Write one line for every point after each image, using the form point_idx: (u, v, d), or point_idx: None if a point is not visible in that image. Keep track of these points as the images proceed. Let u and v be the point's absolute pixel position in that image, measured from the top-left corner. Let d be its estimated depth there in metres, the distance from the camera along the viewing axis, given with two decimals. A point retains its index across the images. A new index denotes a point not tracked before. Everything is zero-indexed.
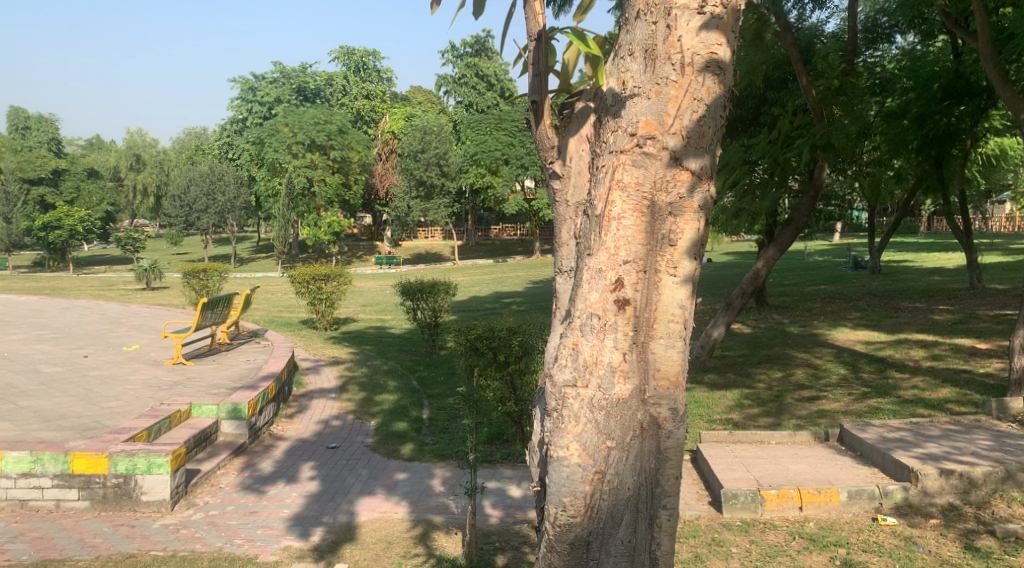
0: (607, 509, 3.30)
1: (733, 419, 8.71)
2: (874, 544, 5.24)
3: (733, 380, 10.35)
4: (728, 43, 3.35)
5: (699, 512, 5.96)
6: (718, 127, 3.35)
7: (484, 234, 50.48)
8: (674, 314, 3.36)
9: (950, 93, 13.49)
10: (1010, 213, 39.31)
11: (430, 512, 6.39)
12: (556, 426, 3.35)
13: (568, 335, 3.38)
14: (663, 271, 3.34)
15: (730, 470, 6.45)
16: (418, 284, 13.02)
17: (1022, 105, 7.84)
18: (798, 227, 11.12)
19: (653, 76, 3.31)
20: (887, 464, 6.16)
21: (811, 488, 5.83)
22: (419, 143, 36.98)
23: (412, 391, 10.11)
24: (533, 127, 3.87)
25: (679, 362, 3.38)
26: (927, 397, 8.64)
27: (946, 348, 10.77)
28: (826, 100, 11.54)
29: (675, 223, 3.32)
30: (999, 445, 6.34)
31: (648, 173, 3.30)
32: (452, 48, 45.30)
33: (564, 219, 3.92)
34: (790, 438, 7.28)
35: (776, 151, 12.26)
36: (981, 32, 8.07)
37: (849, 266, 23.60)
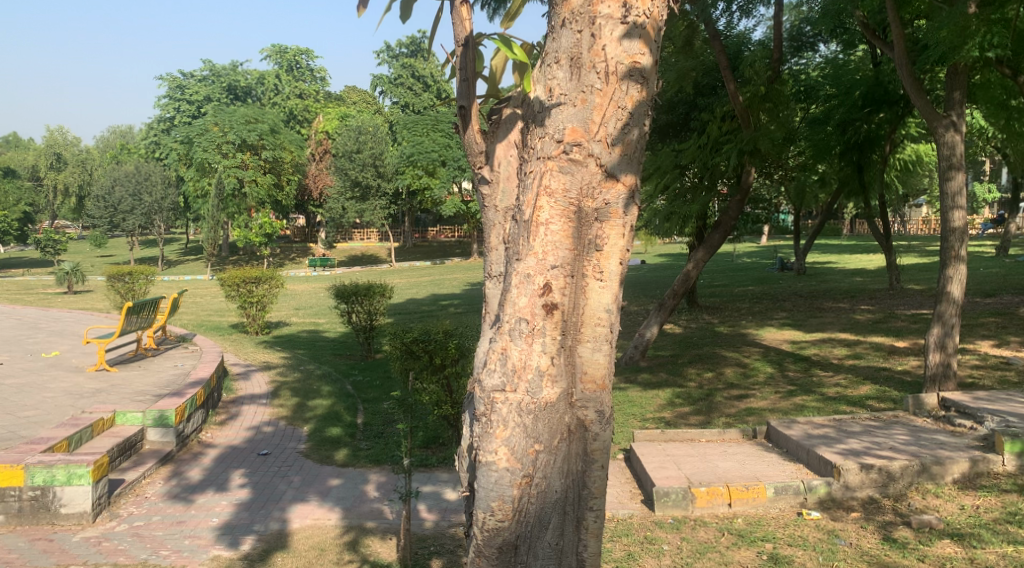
0: (535, 513, 3.34)
1: (664, 418, 8.86)
2: (799, 538, 5.39)
3: (665, 379, 10.54)
4: (651, 53, 3.40)
5: (632, 511, 6.07)
6: (642, 135, 3.41)
7: (420, 235, 50.36)
8: (600, 318, 3.40)
9: (870, 101, 13.99)
10: (926, 217, 40.87)
11: (364, 518, 6.34)
12: (484, 431, 3.37)
13: (497, 340, 3.40)
14: (590, 276, 3.38)
15: (662, 468, 6.57)
16: (353, 287, 12.90)
17: (937, 116, 8.00)
18: (727, 230, 11.35)
19: (578, 84, 3.36)
20: (812, 460, 6.35)
21: (740, 484, 5.98)
22: (353, 143, 36.53)
23: (346, 396, 10.02)
24: (461, 131, 3.89)
25: (606, 365, 3.43)
26: (849, 393, 8.93)
27: (867, 346, 11.14)
28: (753, 106, 11.76)
29: (601, 229, 3.37)
30: (915, 439, 6.58)
31: (575, 179, 3.35)
32: (388, 49, 45.15)
33: (493, 224, 3.95)
34: (720, 435, 7.46)
35: (705, 156, 12.53)
36: (897, 44, 8.37)
37: (775, 267, 24.23)
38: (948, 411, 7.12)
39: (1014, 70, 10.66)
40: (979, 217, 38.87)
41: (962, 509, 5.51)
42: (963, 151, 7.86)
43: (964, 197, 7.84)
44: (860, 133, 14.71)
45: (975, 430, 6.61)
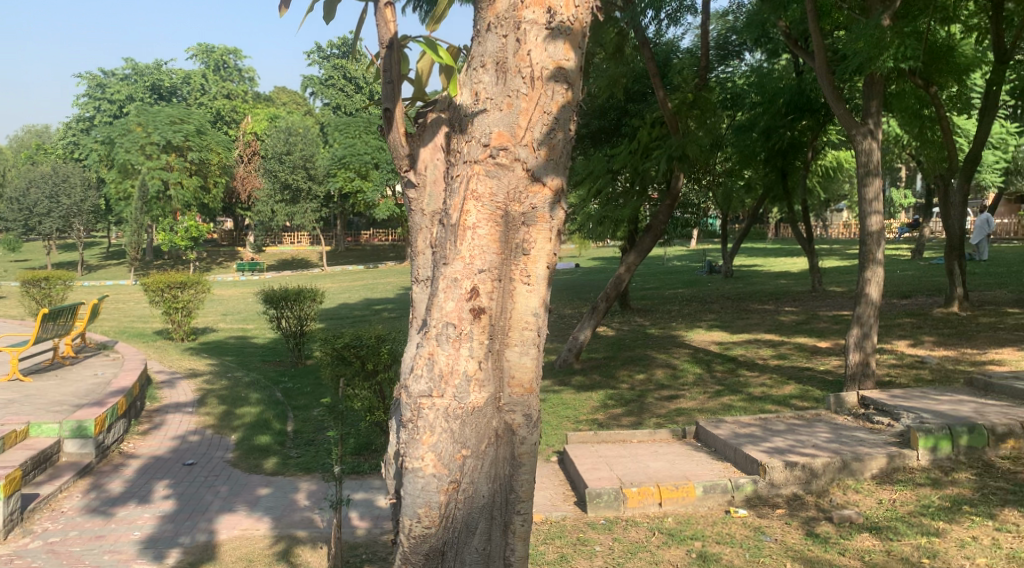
0: (461, 518, 3.33)
1: (597, 419, 8.94)
2: (727, 536, 5.49)
3: (598, 381, 10.64)
4: (575, 59, 3.43)
5: (565, 513, 6.11)
6: (568, 139, 3.43)
7: (352, 239, 49.90)
8: (528, 322, 3.41)
9: (793, 109, 14.41)
10: (846, 221, 42.14)
11: (294, 527, 6.22)
12: (410, 437, 3.35)
13: (424, 345, 3.38)
14: (517, 280, 3.39)
15: (594, 469, 6.62)
16: (283, 291, 12.66)
17: (854, 123, 8.26)
18: (657, 233, 11.50)
19: (504, 88, 3.36)
20: (739, 459, 6.48)
21: (670, 484, 6.06)
22: (283, 145, 35.82)
23: (275, 403, 9.82)
24: (386, 132, 3.87)
25: (533, 369, 3.43)
26: (774, 393, 9.14)
27: (791, 346, 11.44)
28: (681, 112, 11.92)
29: (528, 232, 3.38)
30: (836, 437, 6.77)
31: (501, 183, 3.35)
32: (319, 49, 44.62)
33: (420, 228, 3.94)
34: (651, 436, 7.55)
35: (635, 161, 12.62)
36: (818, 54, 8.59)
37: (704, 270, 24.72)
38: (867, 409, 7.36)
39: (926, 81, 11.11)
40: (896, 221, 40.47)
41: (880, 504, 5.69)
42: (879, 158, 8.16)
43: (880, 202, 8.09)
44: (784, 140, 15.10)
45: (892, 427, 6.83)
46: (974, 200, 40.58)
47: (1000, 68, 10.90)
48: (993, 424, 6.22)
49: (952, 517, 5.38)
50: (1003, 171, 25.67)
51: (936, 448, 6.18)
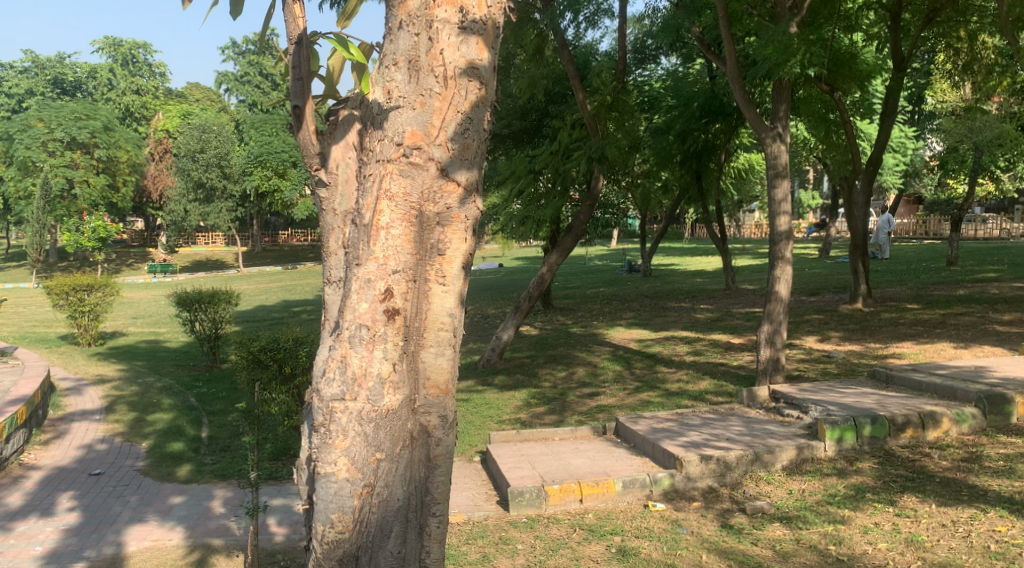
0: (376, 522, 3.30)
1: (520, 418, 8.98)
2: (645, 530, 5.58)
3: (521, 380, 10.68)
4: (489, 58, 3.42)
5: (487, 513, 6.11)
6: (482, 139, 3.42)
7: (269, 239, 49.01)
8: (443, 323, 3.37)
9: (706, 112, 14.85)
10: (758, 221, 43.49)
11: (209, 536, 6.04)
12: (323, 441, 3.30)
13: (336, 348, 3.33)
14: (432, 281, 3.36)
15: (517, 468, 6.64)
16: (196, 294, 12.25)
17: (762, 127, 8.49)
18: (578, 234, 11.61)
19: (416, 87, 3.33)
20: (657, 453, 6.60)
21: (590, 480, 6.12)
22: (196, 142, 34.80)
23: (189, 408, 9.50)
24: (296, 130, 3.81)
25: (450, 370, 3.40)
26: (690, 388, 9.34)
27: (706, 343, 11.71)
28: (601, 115, 12.02)
29: (442, 233, 3.36)
30: (748, 430, 6.95)
31: (415, 183, 3.32)
32: (234, 45, 43.73)
33: (332, 228, 3.90)
34: (572, 433, 7.60)
35: (557, 162, 12.67)
36: (729, 60, 8.80)
37: (624, 269, 24.98)
38: (777, 402, 7.57)
39: (831, 87, 11.50)
40: (804, 221, 42.04)
41: (790, 494, 5.87)
42: (787, 160, 8.39)
43: (788, 203, 8.33)
44: (699, 142, 15.37)
45: (801, 420, 7.05)
46: (875, 201, 42.53)
47: (899, 75, 11.38)
48: (893, 415, 6.48)
49: (856, 505, 5.58)
50: (903, 173, 26.91)
51: (842, 439, 6.40)
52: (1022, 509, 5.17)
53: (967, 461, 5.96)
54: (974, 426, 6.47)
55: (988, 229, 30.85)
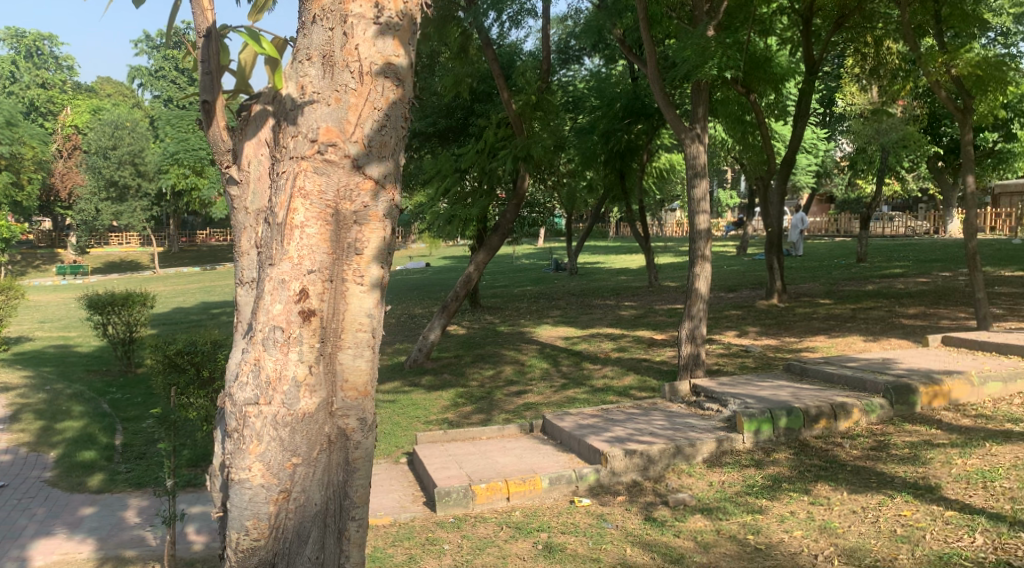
0: (293, 528, 3.23)
1: (447, 418, 8.94)
2: (571, 525, 5.62)
3: (448, 380, 10.64)
4: (406, 55, 3.38)
5: (414, 514, 6.06)
6: (399, 136, 3.38)
7: (187, 239, 47.72)
8: (361, 323, 3.32)
9: (629, 113, 15.02)
10: (679, 220, 44.36)
11: (122, 547, 5.83)
12: (236, 447, 3.23)
13: (250, 351, 3.25)
14: (350, 280, 3.30)
15: (444, 468, 6.60)
16: (109, 296, 11.79)
17: (683, 128, 8.61)
18: (505, 232, 11.62)
19: (331, 82, 3.27)
20: (583, 449, 6.64)
21: (517, 478, 6.13)
22: (108, 139, 33.81)
23: (102, 415, 9.15)
24: (206, 127, 3.71)
25: (368, 371, 3.35)
26: (616, 384, 9.45)
27: (631, 340, 11.87)
28: (526, 114, 12.07)
29: (360, 232, 3.31)
30: (670, 424, 7.06)
31: (331, 181, 3.26)
32: (146, 38, 42.45)
33: (243, 227, 3.79)
34: (499, 432, 7.59)
35: (483, 161, 12.62)
36: (649, 62, 8.91)
37: (551, 267, 25.18)
38: (698, 396, 7.71)
39: (746, 89, 11.81)
40: (724, 220, 43.08)
41: (711, 486, 5.99)
42: (706, 161, 8.54)
43: (707, 202, 8.50)
44: (621, 143, 15.54)
45: (721, 413, 7.20)
46: (790, 200, 43.87)
47: (811, 78, 11.74)
48: (807, 406, 6.66)
49: (773, 494, 5.72)
50: (816, 173, 27.84)
51: (758, 431, 6.55)
52: (926, 494, 5.38)
53: (876, 450, 6.17)
54: (883, 416, 6.71)
55: (894, 228, 32.15)
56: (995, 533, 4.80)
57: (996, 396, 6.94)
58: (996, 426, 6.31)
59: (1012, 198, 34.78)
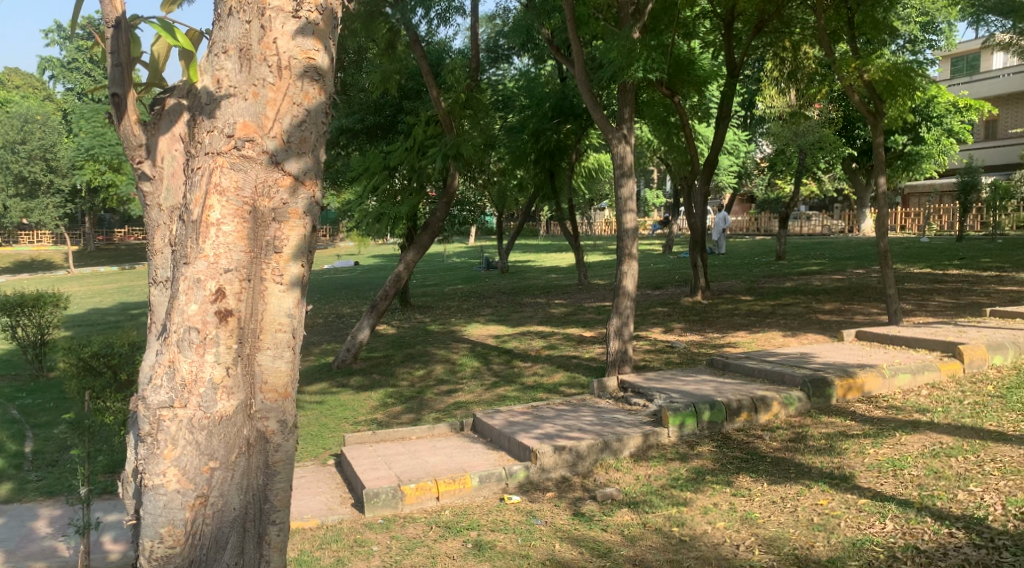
0: (211, 534, 3.14)
1: (376, 419, 8.86)
2: (501, 523, 5.62)
3: (376, 380, 10.53)
4: (326, 50, 3.33)
5: (341, 516, 5.97)
6: (319, 132, 3.32)
7: (103, 238, 46.14)
8: (281, 323, 3.25)
9: (558, 112, 15.19)
10: (608, 218, 44.91)
11: (34, 559, 5.60)
12: (150, 452, 3.13)
13: (164, 352, 3.15)
14: (269, 279, 3.23)
15: (372, 469, 6.52)
16: (18, 298, 11.31)
17: (610, 127, 8.71)
18: (435, 231, 11.56)
19: (248, 76, 3.20)
20: (512, 447, 6.66)
21: (446, 477, 6.10)
22: (16, 132, 32.19)
23: (10, 422, 8.76)
24: (116, 122, 3.55)
25: (289, 372, 3.28)
26: (545, 381, 9.51)
27: (560, 337, 11.95)
28: (455, 112, 12.06)
29: (279, 229, 3.24)
30: (598, 419, 7.13)
31: (248, 177, 3.19)
32: (58, 28, 40.84)
33: (157, 225, 3.69)
34: (429, 431, 7.55)
35: (412, 158, 12.52)
36: (577, 62, 8.95)
37: (482, 265, 25.20)
38: (626, 391, 7.81)
39: (671, 91, 12.07)
40: (651, 218, 43.77)
41: (638, 480, 6.07)
42: (633, 161, 8.64)
43: (632, 202, 8.62)
44: (551, 142, 15.68)
45: (647, 408, 7.31)
46: (713, 199, 44.84)
47: (733, 81, 12.01)
48: (729, 400, 6.82)
49: (697, 487, 5.83)
50: (737, 173, 28.59)
51: (683, 425, 6.68)
52: (840, 483, 5.55)
53: (794, 441, 6.35)
54: (800, 408, 6.91)
55: (812, 227, 33.14)
56: (904, 518, 4.99)
57: (906, 387, 7.22)
58: (905, 416, 6.56)
59: (920, 198, 36.27)
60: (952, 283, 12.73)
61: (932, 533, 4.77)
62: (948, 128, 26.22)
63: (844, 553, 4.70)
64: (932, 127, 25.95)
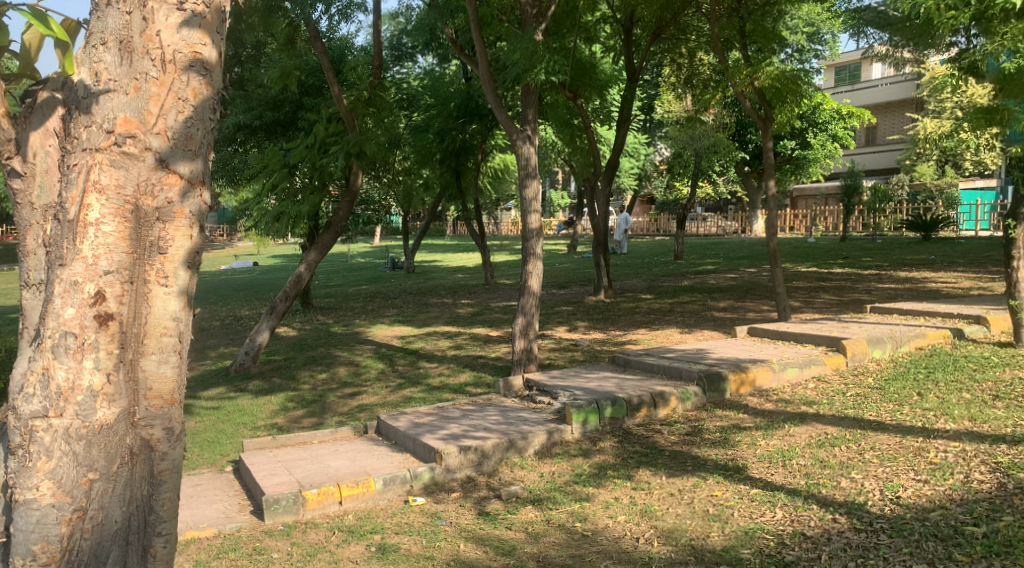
0: (89, 549, 3.00)
1: (277, 423, 8.65)
2: (405, 525, 5.57)
3: (277, 384, 10.28)
4: (213, 44, 3.22)
5: (240, 524, 5.80)
6: (207, 129, 3.22)
7: None
8: (166, 327, 3.14)
9: (463, 113, 15.14)
10: (513, 219, 45.25)
11: None
12: (21, 465, 2.95)
13: (38, 359, 2.97)
14: (153, 281, 3.11)
15: (272, 475, 6.36)
16: None
17: (513, 127, 8.76)
18: (337, 231, 11.36)
19: (129, 70, 3.06)
20: (417, 448, 6.61)
21: (349, 481, 6.00)
22: None
23: None
24: None
25: (174, 379, 3.18)
26: (450, 382, 9.47)
27: (466, 337, 11.94)
28: (357, 110, 11.88)
29: (163, 229, 3.13)
30: (503, 419, 7.15)
31: (130, 175, 3.06)
32: None
33: (29, 225, 3.41)
34: (332, 435, 7.43)
35: (313, 156, 12.28)
36: (481, 62, 8.92)
37: (386, 266, 24.99)
38: (531, 390, 7.85)
39: (574, 94, 12.24)
40: (555, 219, 44.35)
41: (542, 477, 6.12)
42: (537, 162, 8.71)
43: (537, 202, 8.67)
44: (457, 142, 15.64)
45: (552, 405, 7.37)
46: (615, 201, 45.82)
47: (632, 85, 12.27)
48: (629, 396, 6.95)
49: (599, 482, 5.91)
50: (638, 175, 29.24)
51: (586, 421, 6.76)
52: (734, 474, 5.73)
53: (690, 435, 6.52)
54: (697, 403, 7.11)
55: (708, 227, 34.21)
56: (792, 506, 5.18)
57: (794, 381, 7.51)
58: (793, 409, 6.82)
59: (808, 201, 37.91)
60: (838, 281, 13.36)
61: (818, 519, 4.98)
62: (833, 133, 27.35)
63: (736, 542, 4.85)
64: (819, 132, 27.19)
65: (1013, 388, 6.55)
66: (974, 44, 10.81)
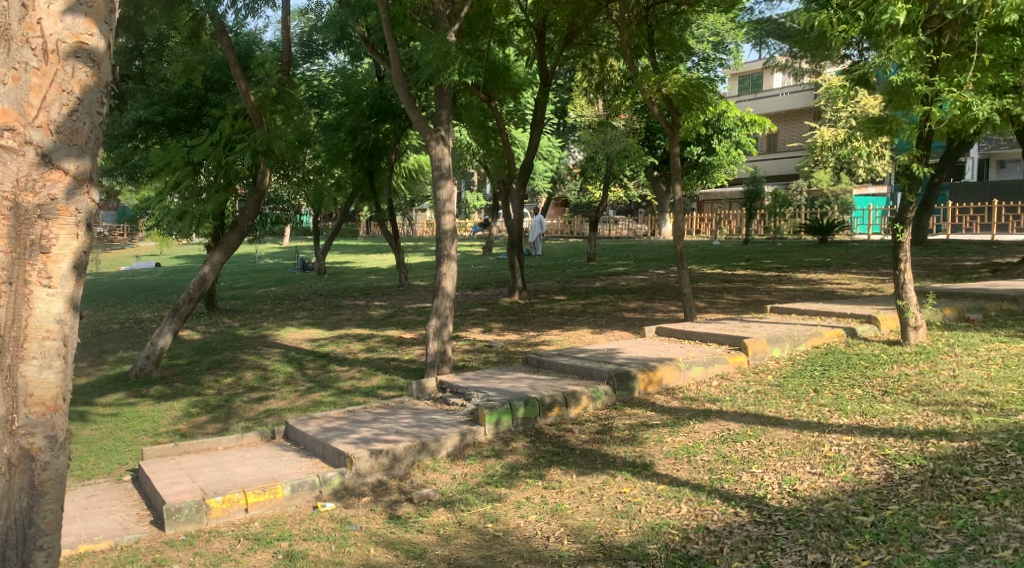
0: None
1: (179, 430, 8.36)
2: (314, 531, 5.45)
3: (180, 389, 9.93)
4: (100, 34, 3.08)
5: (138, 535, 5.57)
6: (93, 123, 3.08)
7: None
8: (49, 330, 2.99)
9: (376, 112, 14.94)
10: (427, 220, 45.12)
11: None
12: None
13: None
14: (34, 281, 2.96)
15: (174, 483, 6.13)
16: None
17: (427, 127, 8.66)
18: (243, 231, 11.06)
19: (7, 59, 2.90)
20: (327, 453, 6.48)
21: (255, 488, 5.83)
22: None
23: None
24: None
25: (57, 384, 3.03)
26: (361, 385, 9.34)
27: (378, 339, 11.81)
28: (265, 107, 11.51)
29: (46, 227, 2.97)
30: (416, 421, 7.09)
31: (8, 170, 2.90)
32: None
33: None
34: (238, 441, 7.22)
35: (219, 153, 11.93)
36: (393, 59, 8.79)
37: (296, 267, 24.56)
38: (444, 392, 7.80)
39: (487, 95, 12.25)
40: (470, 220, 44.39)
41: (454, 479, 6.09)
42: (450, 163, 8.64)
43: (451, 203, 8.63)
44: (369, 141, 15.46)
45: (464, 407, 7.34)
46: (529, 203, 46.20)
47: (544, 88, 12.36)
48: (542, 396, 6.99)
49: (511, 482, 5.92)
50: (551, 177, 29.51)
51: (498, 422, 6.76)
52: (642, 472, 5.82)
53: (600, 434, 6.60)
54: (606, 402, 7.20)
55: (619, 229, 34.83)
56: (696, 501, 5.30)
57: (699, 379, 7.67)
58: (698, 406, 6.98)
59: (713, 205, 38.99)
60: (741, 282, 13.77)
61: (720, 513, 5.10)
62: (736, 140, 27.90)
63: (643, 538, 4.93)
64: (723, 139, 27.68)
65: (899, 384, 6.86)
66: (865, 56, 11.32)
